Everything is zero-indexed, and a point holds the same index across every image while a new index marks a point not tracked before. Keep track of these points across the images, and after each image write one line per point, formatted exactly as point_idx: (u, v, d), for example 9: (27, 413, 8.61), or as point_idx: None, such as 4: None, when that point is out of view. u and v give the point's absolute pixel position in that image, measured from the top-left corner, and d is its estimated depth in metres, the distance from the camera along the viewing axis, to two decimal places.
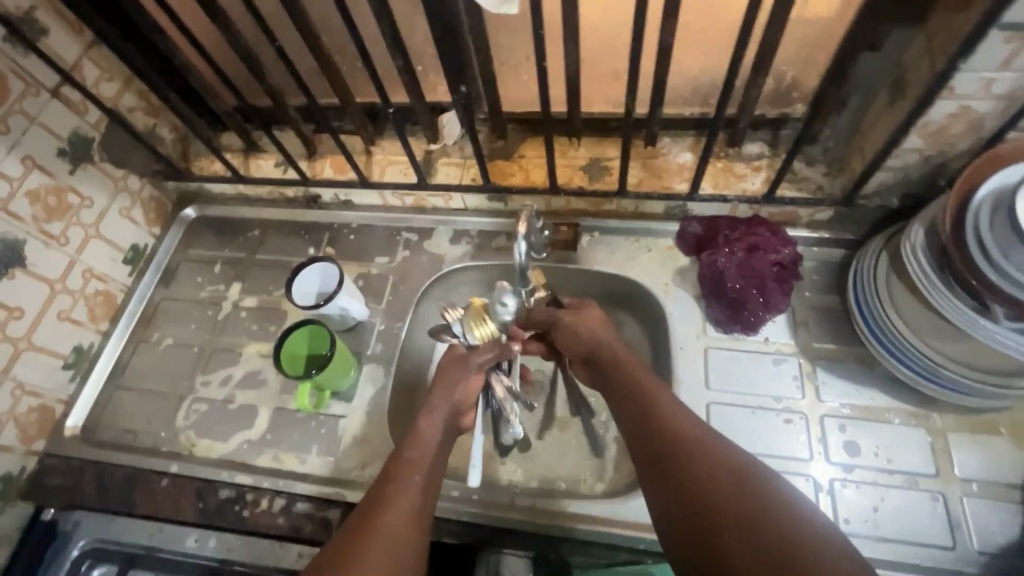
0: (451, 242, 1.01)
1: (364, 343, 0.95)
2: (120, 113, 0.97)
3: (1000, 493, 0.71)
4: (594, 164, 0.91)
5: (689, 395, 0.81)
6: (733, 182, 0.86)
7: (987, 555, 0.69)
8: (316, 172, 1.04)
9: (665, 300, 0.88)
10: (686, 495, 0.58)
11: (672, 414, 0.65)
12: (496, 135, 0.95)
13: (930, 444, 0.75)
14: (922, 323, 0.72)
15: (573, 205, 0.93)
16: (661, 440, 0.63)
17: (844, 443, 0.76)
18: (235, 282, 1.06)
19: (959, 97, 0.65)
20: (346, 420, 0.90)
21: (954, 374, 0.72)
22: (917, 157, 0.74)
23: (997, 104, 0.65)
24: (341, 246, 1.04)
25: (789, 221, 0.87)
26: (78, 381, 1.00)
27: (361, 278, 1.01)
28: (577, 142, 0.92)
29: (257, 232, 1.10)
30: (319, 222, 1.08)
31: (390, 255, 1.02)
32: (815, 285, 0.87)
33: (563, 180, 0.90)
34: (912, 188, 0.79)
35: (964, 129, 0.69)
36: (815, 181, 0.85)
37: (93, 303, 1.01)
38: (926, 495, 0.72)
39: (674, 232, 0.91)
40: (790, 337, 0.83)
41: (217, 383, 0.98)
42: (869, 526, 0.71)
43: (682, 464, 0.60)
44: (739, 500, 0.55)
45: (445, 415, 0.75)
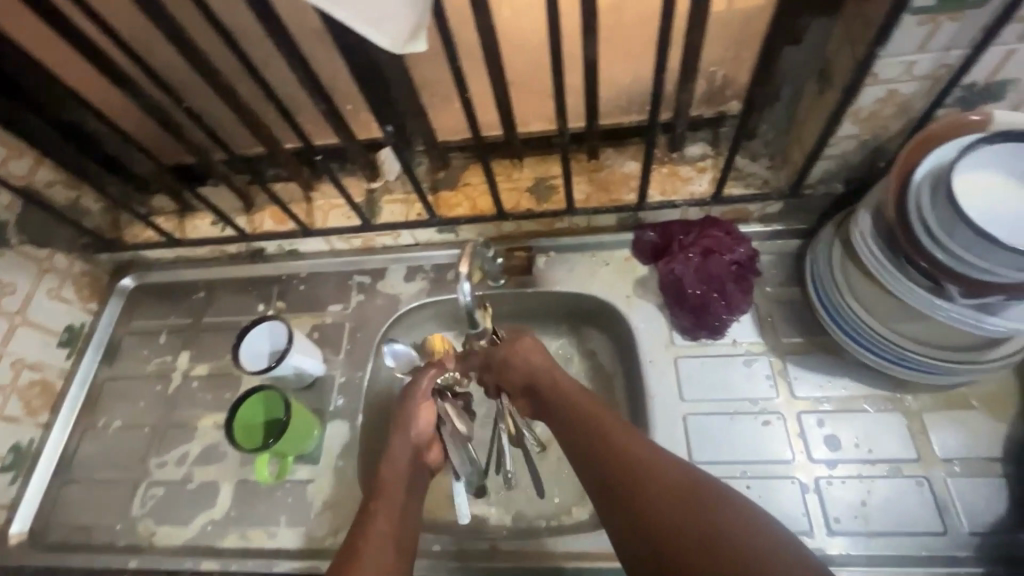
0: (405, 279, 0.95)
1: (325, 400, 0.90)
2: (34, 189, 0.90)
3: (983, 469, 0.70)
4: (539, 183, 0.87)
5: (665, 410, 0.78)
6: (680, 186, 0.84)
7: (979, 535, 0.68)
8: (255, 226, 0.98)
9: (629, 313, 0.83)
10: (643, 524, 0.58)
11: (619, 438, 0.64)
12: (437, 165, 0.91)
13: (909, 427, 0.74)
14: (884, 307, 0.72)
15: (524, 228, 0.89)
16: (611, 468, 0.62)
17: (824, 438, 0.75)
18: (183, 350, 0.99)
19: (885, 82, 0.66)
20: (314, 484, 0.84)
21: (920, 355, 0.71)
22: (855, 143, 0.74)
23: (922, 84, 0.66)
24: (291, 299, 0.98)
25: (742, 217, 0.85)
26: (20, 482, 0.93)
27: (315, 329, 0.95)
28: (520, 163, 0.89)
29: (203, 294, 1.03)
30: (267, 275, 1.01)
31: (344, 301, 0.96)
32: (777, 279, 0.83)
33: (510, 205, 0.87)
34: (856, 173, 0.78)
35: (895, 111, 0.70)
36: (761, 176, 0.82)
37: (28, 395, 0.94)
38: (911, 481, 0.71)
39: (630, 241, 0.87)
40: (759, 336, 0.81)
41: (172, 463, 0.91)
42: (858, 522, 0.71)
43: (637, 493, 0.60)
44: (696, 522, 0.56)
45: (408, 457, 0.71)
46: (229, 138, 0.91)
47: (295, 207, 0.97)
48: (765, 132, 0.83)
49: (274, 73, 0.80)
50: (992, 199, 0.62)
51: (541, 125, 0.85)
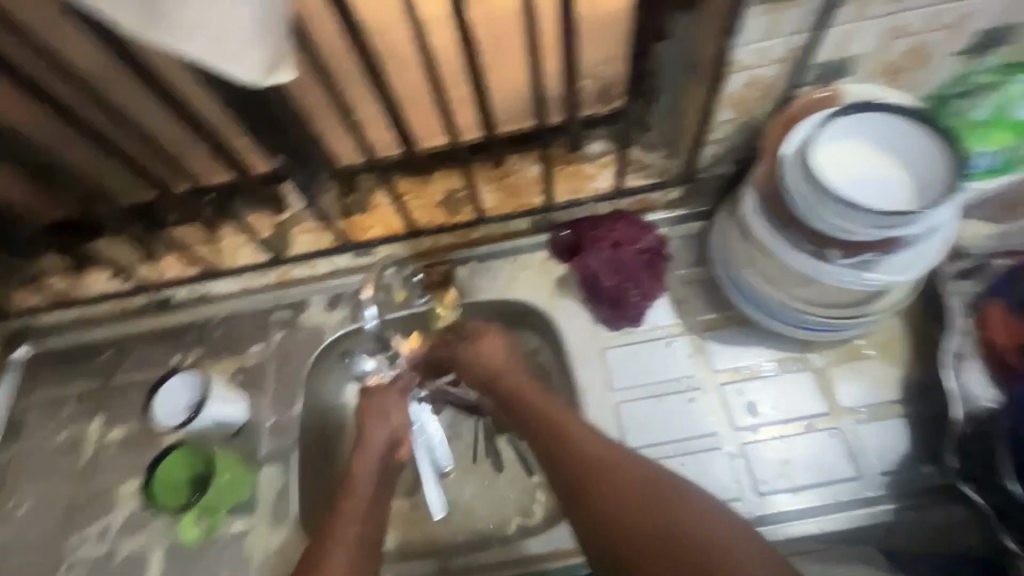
0: (328, 307, 0.91)
1: (256, 443, 0.85)
2: None
3: (886, 412, 0.77)
4: (451, 197, 0.87)
5: (597, 402, 0.81)
6: (584, 183, 0.87)
7: (889, 473, 0.74)
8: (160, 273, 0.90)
9: (555, 313, 0.86)
10: (603, 523, 0.62)
11: (580, 443, 0.67)
12: (344, 190, 0.85)
13: (817, 383, 0.79)
14: (782, 277, 0.75)
15: (442, 242, 0.91)
16: (576, 470, 0.65)
17: (745, 406, 0.79)
18: (95, 415, 0.90)
19: (747, 68, 0.69)
20: (252, 533, 0.80)
21: (819, 318, 0.76)
22: (733, 126, 0.78)
23: (780, 67, 0.70)
24: (211, 345, 0.91)
25: (645, 207, 0.90)
26: None
27: (240, 371, 0.89)
28: (430, 177, 0.85)
29: (111, 352, 0.93)
30: (177, 326, 0.93)
31: (265, 340, 0.90)
32: (685, 261, 0.87)
33: (425, 221, 0.88)
34: (740, 154, 0.83)
35: (762, 94, 0.74)
36: (658, 164, 0.85)
37: None
38: (824, 434, 0.76)
39: (546, 241, 0.90)
40: (676, 318, 0.84)
41: (93, 539, 0.84)
42: (784, 481, 0.75)
43: (599, 494, 0.63)
44: (648, 520, 0.60)
45: (379, 450, 0.73)
46: None
47: (198, 250, 0.88)
48: None
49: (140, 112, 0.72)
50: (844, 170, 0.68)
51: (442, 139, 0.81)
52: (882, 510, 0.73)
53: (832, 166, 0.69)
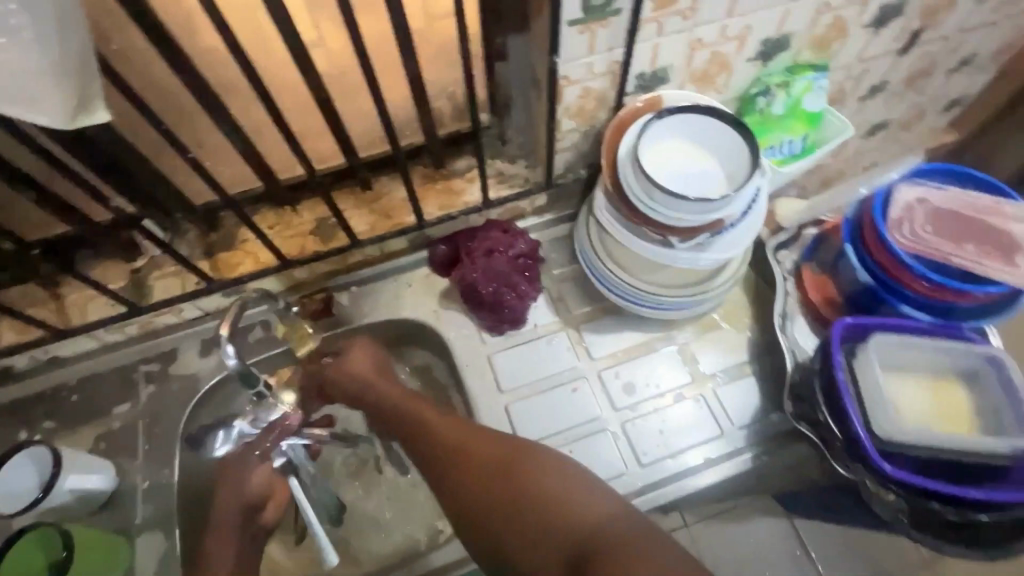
0: (200, 354, 0.88)
1: (130, 512, 0.80)
2: None
3: (738, 372, 0.88)
4: (322, 224, 0.88)
5: (488, 407, 0.87)
6: (455, 199, 0.91)
7: (746, 427, 0.85)
8: None
9: (439, 326, 0.92)
10: (468, 498, 0.65)
11: (434, 427, 0.71)
12: (208, 229, 0.85)
13: (683, 357, 0.88)
14: (633, 263, 0.82)
15: (318, 271, 0.91)
16: (436, 452, 0.69)
17: (622, 386, 0.87)
18: None
19: (577, 82, 0.74)
20: None
21: (672, 300, 0.83)
22: (579, 135, 0.84)
23: (608, 79, 0.75)
24: (63, 416, 0.85)
25: (518, 214, 0.96)
26: None
27: (103, 439, 0.84)
28: (297, 209, 0.89)
29: None
30: (24, 398, 0.86)
31: (132, 398, 0.86)
32: (557, 262, 0.96)
33: (294, 251, 0.88)
34: (592, 158, 0.90)
35: (597, 104, 0.79)
36: (521, 175, 0.92)
37: None
38: (693, 401, 0.86)
39: (427, 258, 0.95)
40: (554, 316, 0.92)
41: None
42: (661, 449, 0.83)
43: (459, 469, 0.67)
44: (507, 481, 0.64)
45: (238, 513, 0.73)
46: None
47: (37, 311, 0.81)
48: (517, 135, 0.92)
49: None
50: (672, 163, 0.75)
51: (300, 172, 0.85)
52: (746, 459, 0.84)
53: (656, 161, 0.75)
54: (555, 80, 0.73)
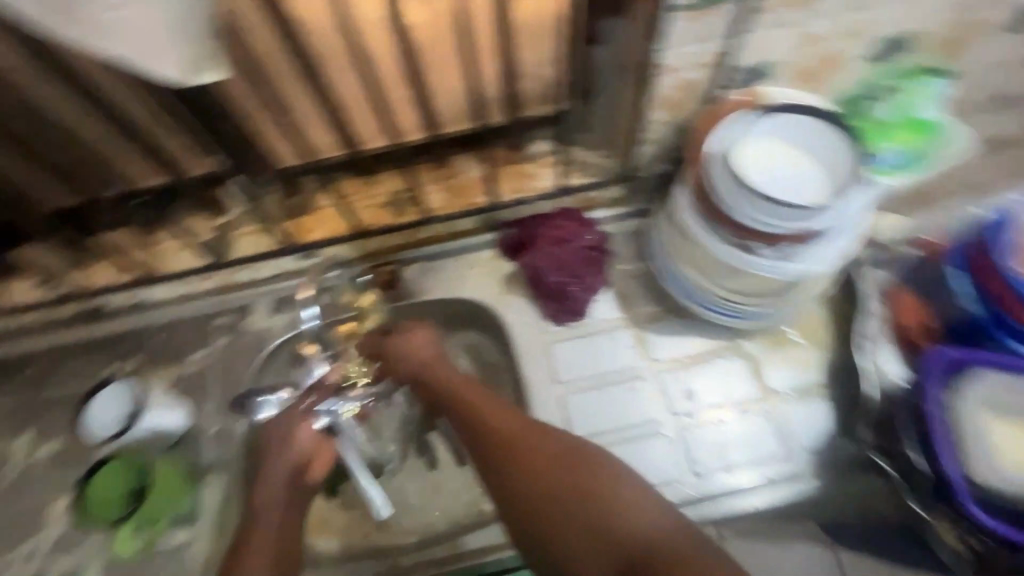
0: (273, 311, 0.89)
1: (197, 454, 0.79)
2: None
3: (810, 393, 0.83)
4: (397, 197, 0.89)
5: (544, 393, 0.84)
6: (528, 183, 0.90)
7: (811, 450, 0.80)
8: (92, 280, 0.85)
9: (500, 309, 0.89)
10: (525, 491, 0.61)
11: (255, 524, 0.64)
12: (286, 194, 0.86)
13: (749, 368, 0.84)
14: (708, 265, 0.77)
15: (389, 243, 0.92)
16: (494, 439, 0.64)
17: (685, 392, 0.83)
18: (22, 431, 0.82)
19: (673, 72, 0.71)
20: (193, 546, 0.74)
21: (750, 305, 0.79)
22: (666, 126, 0.80)
23: (707, 71, 0.72)
24: (148, 354, 0.86)
25: (589, 204, 0.93)
26: None
27: (179, 381, 0.85)
28: (374, 180, 0.87)
29: (37, 366, 0.86)
30: (110, 334, 0.87)
31: (207, 346, 0.87)
32: (627, 256, 0.91)
33: (371, 220, 0.90)
34: (676, 153, 0.86)
35: (691, 96, 0.76)
36: (598, 164, 0.89)
37: None
38: (756, 415, 0.81)
39: (494, 241, 0.93)
40: (619, 311, 0.88)
41: (22, 560, 0.75)
42: (718, 459, 0.79)
43: (517, 460, 0.63)
44: (577, 482, 0.60)
45: (287, 475, 0.68)
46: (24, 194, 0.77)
47: (135, 254, 0.84)
48: None
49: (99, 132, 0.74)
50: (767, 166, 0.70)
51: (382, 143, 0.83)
52: (803, 484, 0.79)
53: (780, 178, 0.70)
54: (654, 68, 0.70)
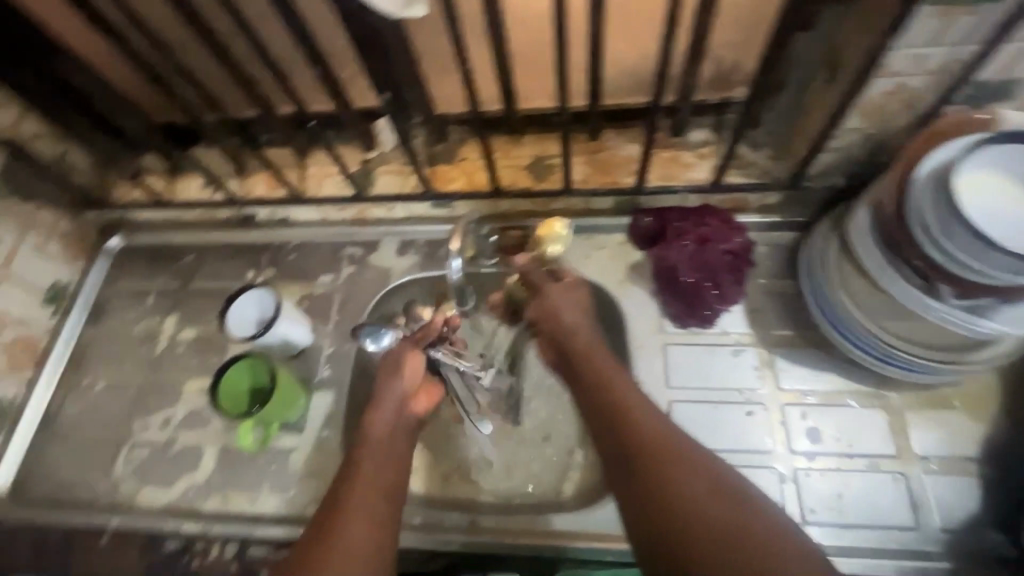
0: (397, 253, 0.90)
1: (312, 369, 0.85)
2: (21, 142, 0.81)
3: (959, 468, 0.71)
4: (538, 162, 0.86)
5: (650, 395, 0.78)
6: (680, 172, 0.84)
7: (949, 532, 0.68)
8: (248, 190, 0.91)
9: (619, 298, 0.84)
10: (661, 506, 0.52)
11: (363, 453, 0.64)
12: (435, 138, 0.87)
13: (889, 423, 0.73)
14: (874, 303, 0.70)
15: (519, 207, 0.88)
16: (636, 437, 0.57)
17: (806, 430, 0.74)
18: (171, 313, 0.91)
19: (893, 75, 0.62)
20: (296, 453, 0.79)
21: (908, 355, 0.69)
22: (860, 136, 0.71)
23: (931, 79, 0.62)
24: (282, 268, 0.92)
25: (739, 207, 0.85)
26: (6, 435, 0.84)
27: (305, 300, 0.89)
28: (519, 140, 0.87)
29: (191, 258, 0.94)
30: (256, 244, 0.94)
31: (334, 273, 0.90)
32: (771, 271, 0.83)
33: (507, 182, 0.86)
34: (857, 168, 0.76)
35: (901, 106, 0.66)
36: (761, 166, 0.82)
37: (13, 351, 0.85)
38: (889, 477, 0.71)
39: (627, 225, 0.88)
40: (748, 328, 0.81)
41: (156, 426, 0.84)
42: (834, 514, 0.70)
43: (659, 469, 0.54)
44: (728, 518, 0.50)
45: (395, 406, 0.69)
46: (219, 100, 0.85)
47: (289, 173, 0.90)
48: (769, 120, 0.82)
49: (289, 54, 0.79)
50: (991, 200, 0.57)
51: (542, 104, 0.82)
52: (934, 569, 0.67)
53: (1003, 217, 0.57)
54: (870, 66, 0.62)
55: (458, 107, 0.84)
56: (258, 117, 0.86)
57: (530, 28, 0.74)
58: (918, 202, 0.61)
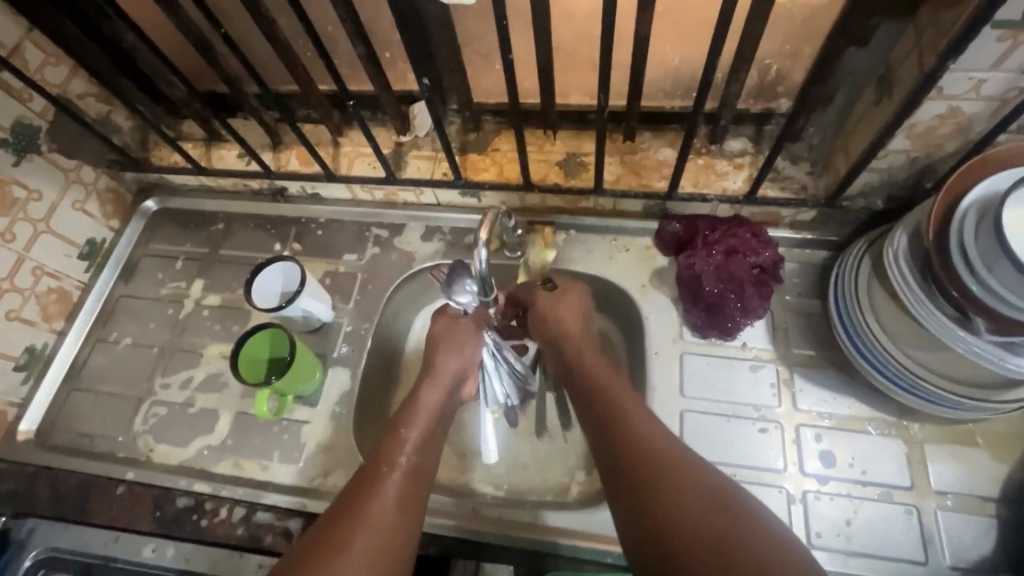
0: (422, 238, 0.91)
1: (329, 345, 0.86)
2: (69, 100, 0.83)
3: (975, 507, 0.69)
4: (570, 159, 0.85)
5: (663, 403, 0.77)
6: (714, 180, 0.81)
7: (959, 570, 0.66)
8: (280, 164, 0.92)
9: (640, 302, 0.84)
10: (649, 517, 0.52)
11: (407, 428, 0.65)
12: (469, 127, 0.87)
13: (906, 455, 0.72)
14: (903, 331, 0.67)
15: (548, 203, 0.88)
16: (631, 450, 0.57)
17: (819, 453, 0.73)
18: (198, 278, 0.93)
19: (948, 97, 0.60)
20: (309, 426, 0.81)
21: (932, 386, 0.67)
22: (904, 159, 0.69)
23: (988, 105, 0.60)
24: (308, 243, 0.93)
25: (771, 221, 0.84)
26: (33, 382, 0.87)
27: (328, 276, 0.90)
28: (553, 135, 0.86)
29: (222, 226, 0.96)
30: (286, 216, 0.96)
31: (359, 252, 0.91)
32: (797, 288, 0.82)
33: (538, 176, 0.85)
34: (898, 191, 0.74)
35: (952, 131, 0.64)
36: (798, 180, 0.80)
37: (46, 302, 0.87)
38: (901, 509, 0.69)
39: (654, 230, 0.87)
40: (769, 344, 0.79)
41: (176, 386, 0.86)
42: (840, 540, 0.68)
43: (651, 482, 0.54)
44: (715, 528, 0.49)
45: (451, 379, 0.71)
46: (262, 72, 0.86)
47: (322, 151, 0.91)
48: (811, 134, 0.80)
49: (331, 32, 0.79)
50: None
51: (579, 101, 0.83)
52: None
53: None
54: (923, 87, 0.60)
55: (496, 98, 0.84)
56: (298, 91, 0.87)
57: (574, 23, 0.73)
58: (961, 232, 0.59)
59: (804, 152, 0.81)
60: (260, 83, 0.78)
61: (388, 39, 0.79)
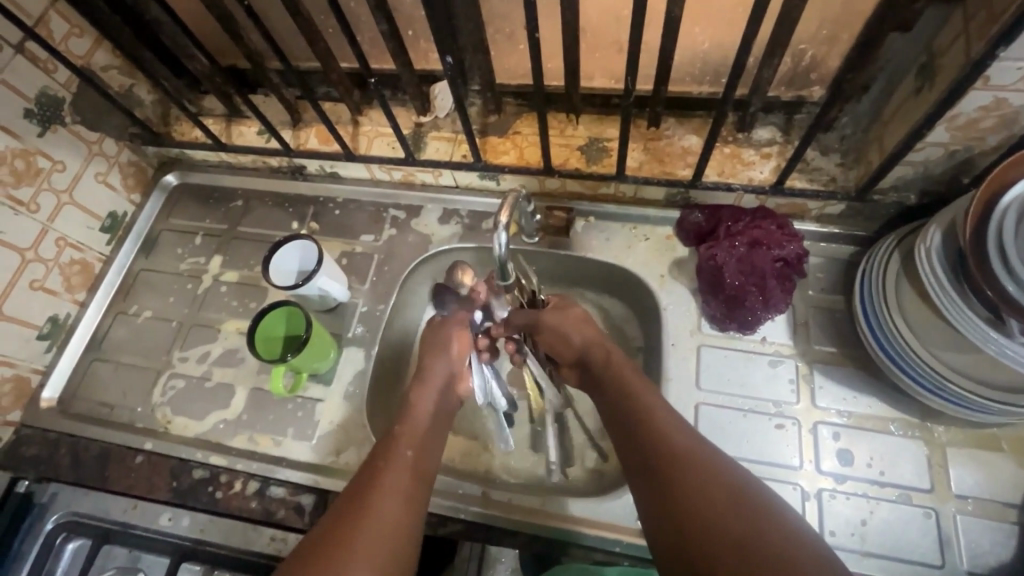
0: (440, 221, 0.91)
1: (344, 326, 0.86)
2: (92, 72, 0.84)
3: (995, 512, 0.67)
4: (592, 143, 0.83)
5: (679, 396, 0.76)
6: (740, 169, 0.79)
7: None
8: (300, 142, 0.91)
9: (659, 292, 0.83)
10: (673, 515, 0.53)
11: (403, 426, 0.65)
12: (489, 109, 0.86)
13: (927, 457, 0.70)
14: (930, 332, 0.65)
15: (567, 188, 0.86)
16: (652, 443, 0.58)
17: (836, 451, 0.72)
18: (216, 255, 0.94)
19: (994, 88, 0.57)
20: (324, 405, 0.81)
21: (958, 388, 0.66)
22: (943, 152, 0.66)
23: None
24: (326, 223, 0.93)
25: (797, 214, 0.81)
26: (55, 352, 0.89)
27: (344, 256, 0.90)
28: (575, 119, 0.85)
29: (240, 203, 0.97)
30: (305, 195, 0.96)
31: (377, 233, 0.91)
32: (821, 284, 0.80)
33: (558, 160, 0.83)
34: (934, 185, 0.71)
35: (996, 124, 0.61)
36: (828, 172, 0.77)
37: (69, 273, 0.89)
38: (918, 511, 0.68)
39: (675, 220, 0.85)
40: (790, 339, 0.78)
41: (195, 360, 0.87)
42: (854, 540, 0.67)
43: (675, 479, 0.54)
44: (733, 525, 0.49)
45: (440, 382, 0.70)
46: (285, 47, 0.86)
47: (341, 129, 0.90)
48: (844, 125, 0.77)
49: (354, 8, 0.78)
50: None
51: (605, 85, 0.81)
52: None
53: None
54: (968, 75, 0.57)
55: (520, 80, 0.83)
56: (319, 69, 0.87)
57: (603, 3, 0.71)
58: (1002, 231, 0.56)
59: (836, 143, 0.78)
60: (283, 60, 0.77)
61: (411, 17, 0.78)
